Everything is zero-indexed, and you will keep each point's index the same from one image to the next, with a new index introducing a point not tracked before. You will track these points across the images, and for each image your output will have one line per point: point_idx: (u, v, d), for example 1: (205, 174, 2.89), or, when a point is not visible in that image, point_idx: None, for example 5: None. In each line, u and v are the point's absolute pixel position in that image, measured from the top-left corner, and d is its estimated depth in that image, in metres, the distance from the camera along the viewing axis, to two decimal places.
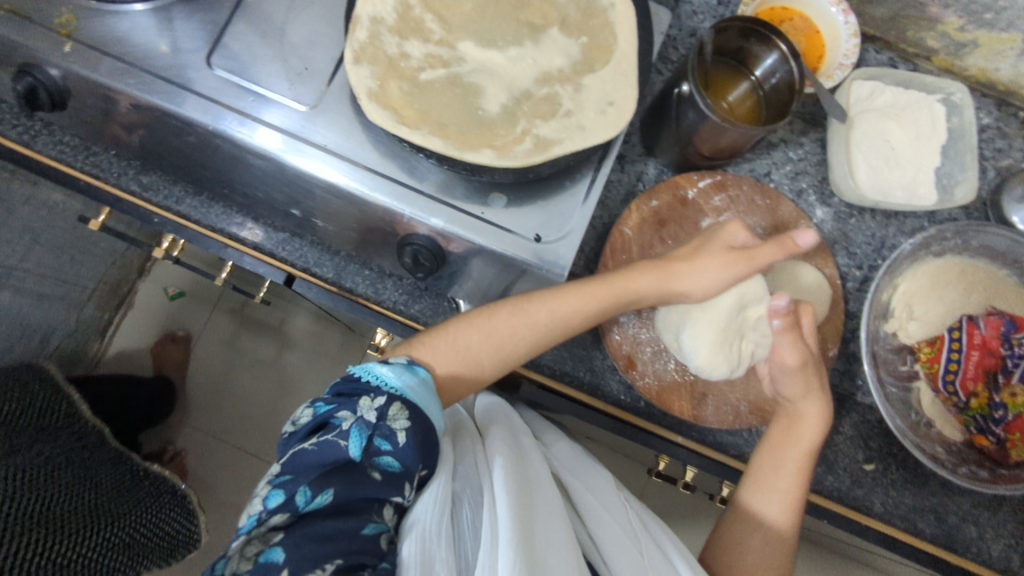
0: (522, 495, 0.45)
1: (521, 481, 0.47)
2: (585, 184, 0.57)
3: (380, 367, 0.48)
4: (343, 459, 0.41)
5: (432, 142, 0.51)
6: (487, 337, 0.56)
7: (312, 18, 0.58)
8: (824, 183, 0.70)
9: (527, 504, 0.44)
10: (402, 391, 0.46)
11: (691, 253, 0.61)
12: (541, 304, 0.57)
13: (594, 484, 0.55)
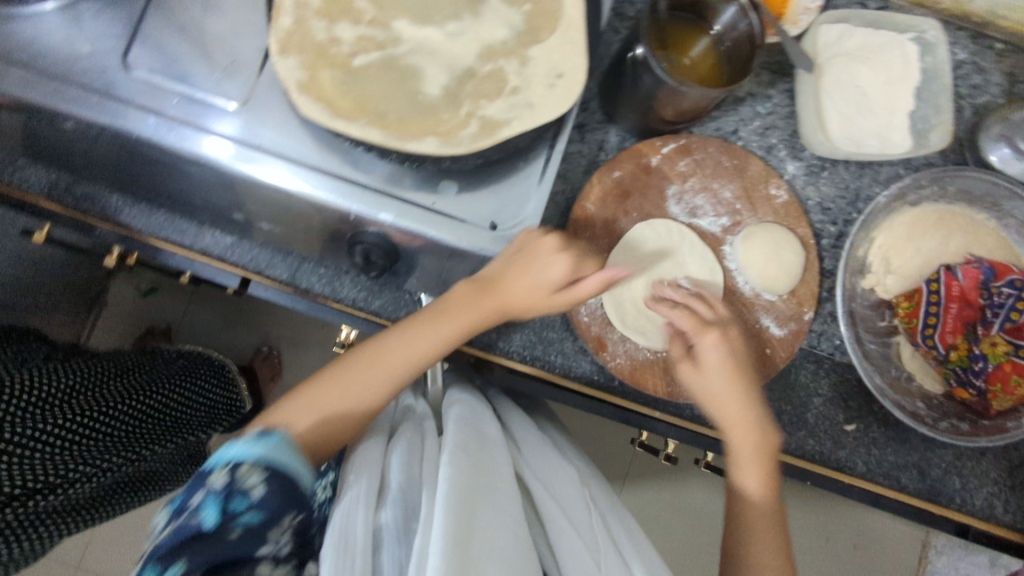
0: (476, 490, 0.45)
1: (477, 476, 0.47)
2: (539, 163, 0.53)
3: (232, 445, 0.47)
4: (196, 531, 0.42)
5: (373, 135, 0.49)
6: (328, 392, 0.56)
7: (234, 6, 0.54)
8: (794, 137, 0.67)
9: (479, 499, 0.44)
10: (259, 457, 0.46)
11: (547, 261, 0.57)
12: (383, 352, 0.57)
13: (557, 487, 0.55)
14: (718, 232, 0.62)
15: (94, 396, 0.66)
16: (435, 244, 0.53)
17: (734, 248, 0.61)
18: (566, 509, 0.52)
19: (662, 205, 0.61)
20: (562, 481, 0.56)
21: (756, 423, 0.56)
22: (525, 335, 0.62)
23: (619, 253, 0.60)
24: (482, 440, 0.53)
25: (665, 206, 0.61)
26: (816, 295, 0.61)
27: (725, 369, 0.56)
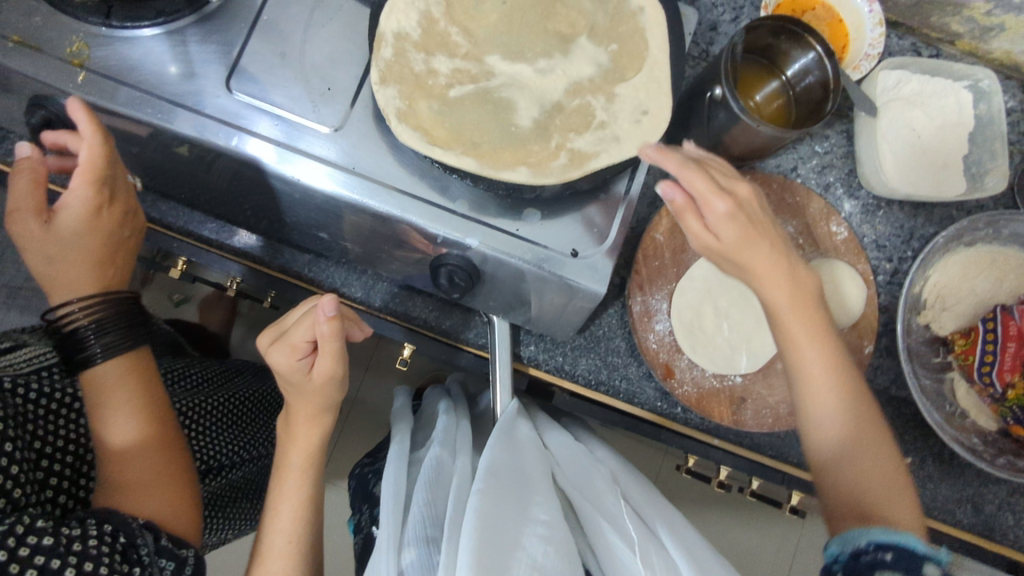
0: (497, 497, 0.42)
1: (501, 483, 0.44)
2: (620, 195, 0.55)
3: None
4: None
5: (467, 162, 0.51)
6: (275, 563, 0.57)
7: (330, 34, 0.56)
8: (851, 176, 0.69)
9: (498, 506, 0.41)
10: None
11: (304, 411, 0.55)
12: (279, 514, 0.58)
13: (592, 482, 0.51)
14: None
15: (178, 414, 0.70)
16: (515, 269, 0.55)
17: None
18: (604, 501, 0.47)
19: None
20: (599, 476, 0.52)
21: (805, 328, 0.51)
22: (589, 360, 0.64)
23: (687, 283, 0.62)
24: (510, 445, 0.51)
25: None
26: (875, 328, 0.63)
27: (751, 239, 0.49)
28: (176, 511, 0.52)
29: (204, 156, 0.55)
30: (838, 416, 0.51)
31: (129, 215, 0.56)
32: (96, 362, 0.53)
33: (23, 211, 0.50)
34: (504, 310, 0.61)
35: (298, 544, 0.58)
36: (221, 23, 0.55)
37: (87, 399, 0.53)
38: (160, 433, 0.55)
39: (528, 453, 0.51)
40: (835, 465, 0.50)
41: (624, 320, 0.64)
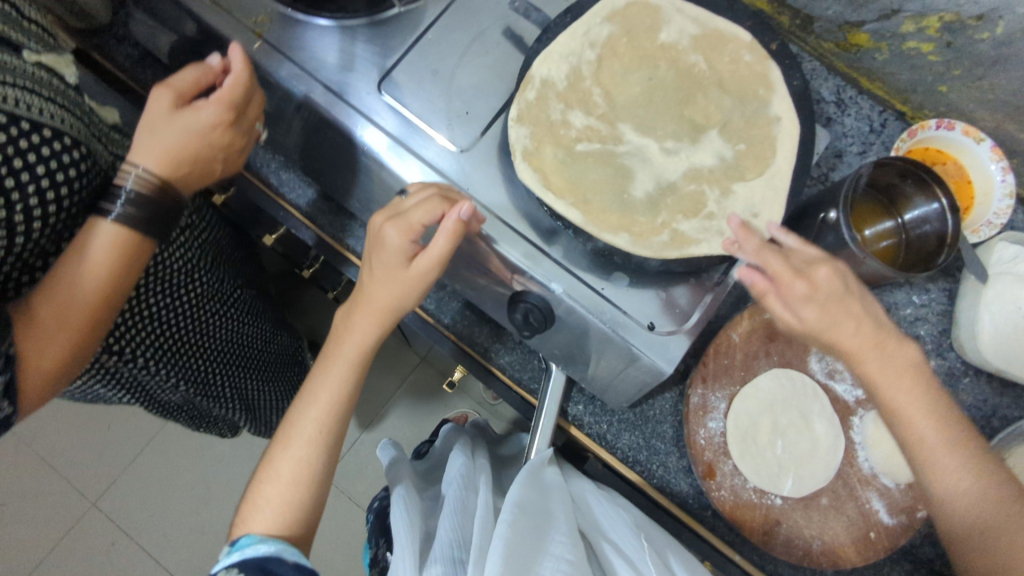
0: (523, 533, 0.43)
1: (528, 521, 0.45)
2: (710, 284, 0.56)
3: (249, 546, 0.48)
4: None
5: (574, 213, 0.53)
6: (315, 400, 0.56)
7: (483, 65, 0.60)
8: (943, 335, 0.68)
9: (523, 543, 0.42)
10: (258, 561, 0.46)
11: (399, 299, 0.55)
12: (303, 415, 0.55)
13: (620, 530, 0.52)
14: (851, 401, 0.62)
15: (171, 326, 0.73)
16: (588, 325, 0.56)
17: (863, 423, 0.60)
18: (630, 556, 0.48)
19: (804, 357, 0.63)
20: (622, 523, 0.53)
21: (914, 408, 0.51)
22: (633, 437, 0.63)
23: (751, 390, 0.61)
24: (536, 487, 0.52)
25: (806, 359, 0.63)
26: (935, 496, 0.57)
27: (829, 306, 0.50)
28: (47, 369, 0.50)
29: (338, 142, 0.60)
30: (960, 470, 0.50)
31: (232, 150, 0.59)
32: (107, 219, 0.51)
33: (172, 88, 0.54)
34: (564, 362, 0.62)
35: (307, 479, 0.54)
36: (391, 31, 0.60)
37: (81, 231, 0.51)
38: (110, 283, 0.52)
39: (556, 495, 0.52)
40: (961, 512, 0.50)
41: (677, 407, 0.64)
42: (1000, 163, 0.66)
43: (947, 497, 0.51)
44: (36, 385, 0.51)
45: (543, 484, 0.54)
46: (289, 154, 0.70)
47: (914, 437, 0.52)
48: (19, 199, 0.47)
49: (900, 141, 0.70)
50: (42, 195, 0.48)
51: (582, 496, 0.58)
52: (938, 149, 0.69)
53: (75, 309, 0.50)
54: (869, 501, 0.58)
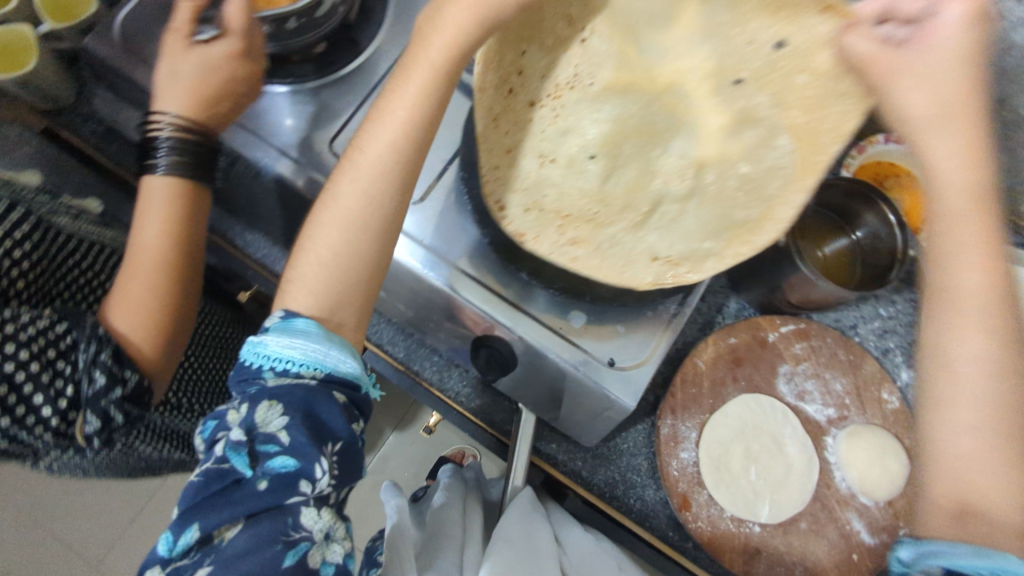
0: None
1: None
2: (667, 314, 0.57)
3: (273, 343, 0.43)
4: (229, 474, 0.38)
5: (524, 255, 0.54)
6: (340, 207, 0.48)
7: None
8: (914, 346, 0.67)
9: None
10: (316, 368, 0.42)
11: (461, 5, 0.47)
12: (345, 180, 0.48)
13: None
14: (823, 421, 0.62)
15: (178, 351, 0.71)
16: (551, 365, 0.56)
17: (836, 442, 0.61)
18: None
19: (772, 379, 0.63)
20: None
21: (977, 285, 0.41)
22: (608, 472, 0.63)
23: (721, 418, 0.61)
24: (524, 557, 0.50)
25: (774, 382, 0.63)
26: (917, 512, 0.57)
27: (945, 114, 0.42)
28: (141, 332, 0.59)
29: (294, 201, 0.62)
30: (998, 387, 0.40)
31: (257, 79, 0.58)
32: (157, 172, 0.59)
33: (179, 29, 0.56)
34: (534, 402, 0.62)
35: (362, 254, 0.48)
36: (342, 91, 0.61)
37: (138, 199, 0.60)
38: (180, 245, 0.61)
39: (545, 568, 0.51)
40: (957, 453, 0.40)
41: (649, 438, 0.64)
42: None
43: (953, 433, 0.41)
44: (150, 343, 0.60)
45: (534, 549, 0.52)
46: (251, 215, 0.71)
47: (966, 316, 0.41)
48: (17, 273, 0.52)
49: (852, 155, 0.69)
50: (20, 263, 0.52)
51: (573, 550, 0.56)
52: (890, 163, 0.69)
53: (150, 258, 0.60)
54: (849, 522, 0.58)
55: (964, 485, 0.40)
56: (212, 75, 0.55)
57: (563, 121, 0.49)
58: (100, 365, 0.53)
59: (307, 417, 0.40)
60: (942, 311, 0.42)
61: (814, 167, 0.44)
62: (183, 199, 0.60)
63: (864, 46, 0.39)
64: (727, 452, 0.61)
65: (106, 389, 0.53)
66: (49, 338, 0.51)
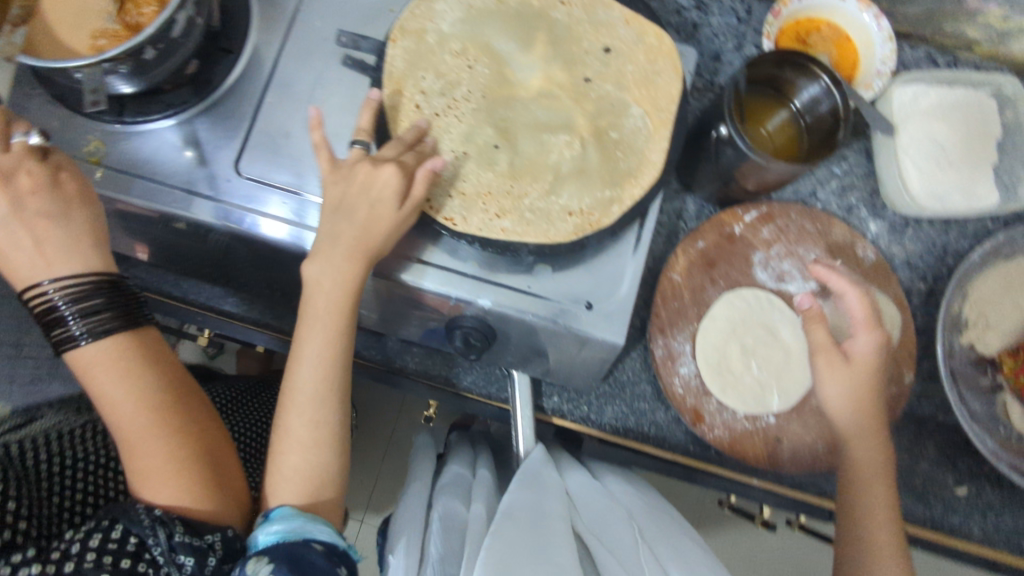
0: (510, 539, 0.40)
1: (521, 526, 0.42)
2: (630, 242, 0.55)
3: (268, 526, 0.47)
4: None
5: (470, 227, 0.51)
6: (308, 398, 0.51)
7: (334, 109, 0.57)
8: (875, 196, 0.67)
9: (518, 551, 0.39)
10: (285, 538, 0.46)
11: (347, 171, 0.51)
12: (300, 379, 0.51)
13: (615, 533, 0.48)
14: (807, 297, 0.62)
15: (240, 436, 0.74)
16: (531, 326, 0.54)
17: (825, 312, 0.61)
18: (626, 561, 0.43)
19: (749, 271, 0.62)
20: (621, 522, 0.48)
21: (842, 396, 0.56)
22: (616, 408, 0.63)
23: (709, 323, 0.60)
24: (536, 493, 0.48)
25: (752, 272, 0.62)
26: (915, 356, 0.61)
27: (868, 395, 0.56)
28: (200, 495, 0.47)
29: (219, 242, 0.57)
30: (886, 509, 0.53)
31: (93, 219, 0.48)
32: (82, 344, 0.45)
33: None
34: (522, 365, 0.60)
35: (329, 435, 0.52)
36: (231, 109, 0.57)
37: (79, 380, 0.47)
38: (174, 402, 0.48)
39: (557, 498, 0.49)
40: (862, 524, 0.52)
41: (647, 363, 0.63)
42: (870, 11, 0.65)
43: (877, 559, 0.51)
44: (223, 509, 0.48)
45: (543, 486, 0.50)
46: (171, 260, 0.64)
47: (860, 459, 0.54)
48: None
49: (769, 24, 0.67)
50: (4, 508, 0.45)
51: (590, 498, 0.54)
52: (808, 17, 0.67)
53: (143, 435, 0.46)
54: None
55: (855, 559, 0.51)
56: (33, 223, 0.45)
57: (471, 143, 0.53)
58: (179, 547, 0.44)
59: (291, 565, 0.45)
60: (857, 470, 0.54)
61: (664, 122, 0.54)
62: (126, 354, 0.47)
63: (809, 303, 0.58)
64: (724, 352, 0.60)
65: (199, 564, 0.44)
66: (111, 545, 0.43)
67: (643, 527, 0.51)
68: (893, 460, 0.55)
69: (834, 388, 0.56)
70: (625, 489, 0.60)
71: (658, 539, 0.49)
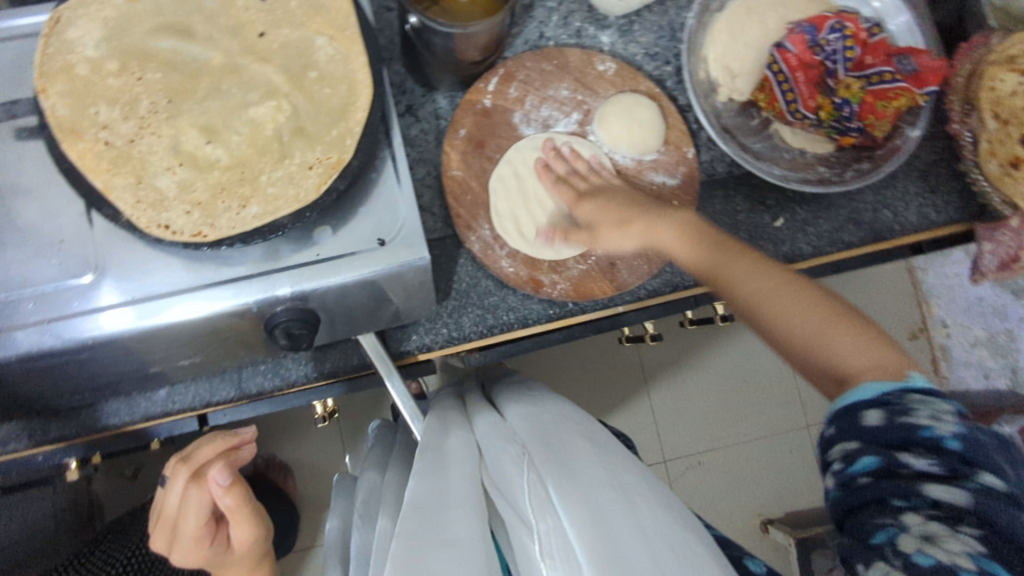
0: (418, 532, 0.42)
1: (423, 516, 0.44)
2: (389, 165, 0.54)
3: None
4: None
5: (223, 230, 0.48)
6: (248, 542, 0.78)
7: (29, 189, 0.51)
8: (593, 10, 0.67)
9: (422, 542, 0.41)
10: None
11: None
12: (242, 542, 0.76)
13: (509, 470, 0.50)
14: (576, 129, 0.64)
15: None
16: (342, 289, 0.53)
17: (597, 134, 0.64)
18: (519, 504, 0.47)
19: (515, 133, 0.64)
20: (508, 453, 0.52)
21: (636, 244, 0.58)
22: (471, 314, 0.64)
23: (498, 184, 0.63)
24: (437, 470, 0.51)
25: (519, 133, 0.64)
26: (687, 131, 0.64)
27: (606, 205, 0.59)
28: None
29: (5, 379, 0.51)
30: (762, 276, 0.53)
31: None
32: None
33: None
34: (364, 326, 0.59)
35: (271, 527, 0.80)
36: None
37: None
38: None
39: (459, 468, 0.51)
40: (793, 335, 0.51)
41: (477, 262, 0.64)
42: None
43: (789, 316, 0.51)
44: None
45: (441, 455, 0.53)
46: None
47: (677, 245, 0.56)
48: None
49: None
50: None
51: (493, 434, 0.57)
52: None
53: None
54: (653, 181, 0.64)
55: (761, 312, 0.52)
56: None
57: (164, 190, 0.48)
58: None
59: None
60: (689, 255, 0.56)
61: (353, 38, 0.51)
62: None
63: (543, 178, 0.63)
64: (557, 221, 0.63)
65: None
66: None
67: (527, 437, 0.55)
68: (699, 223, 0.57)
69: (732, 269, 0.53)
70: (524, 409, 0.62)
71: (542, 443, 0.53)
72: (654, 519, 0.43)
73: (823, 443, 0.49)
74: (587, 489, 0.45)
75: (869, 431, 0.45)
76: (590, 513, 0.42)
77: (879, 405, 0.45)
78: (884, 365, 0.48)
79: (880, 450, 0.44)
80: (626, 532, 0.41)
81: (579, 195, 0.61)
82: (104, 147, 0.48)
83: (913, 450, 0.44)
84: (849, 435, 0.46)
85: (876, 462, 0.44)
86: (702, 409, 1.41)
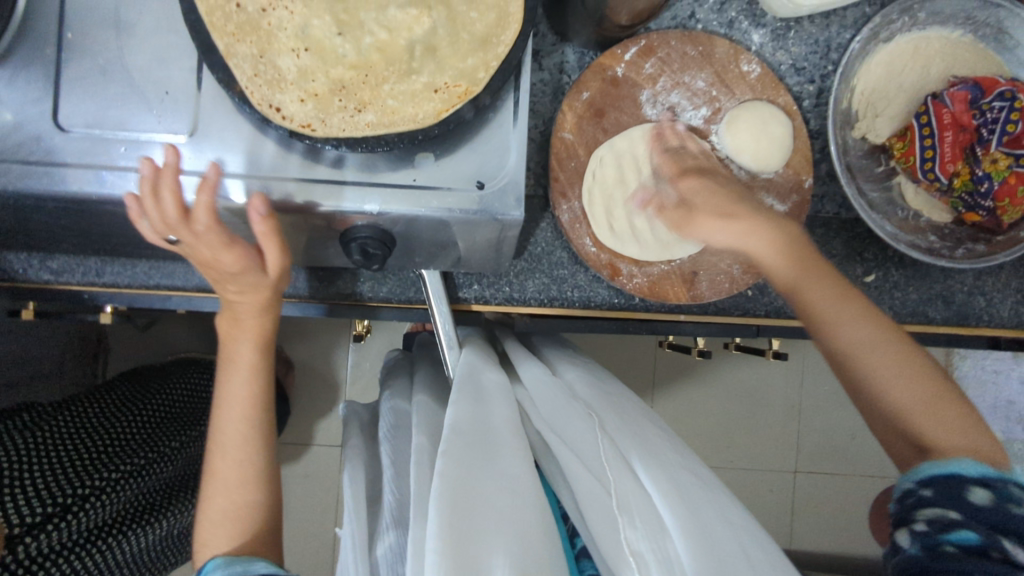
0: (472, 459, 0.41)
1: (476, 448, 0.42)
2: (510, 108, 0.51)
3: None
4: None
5: (332, 129, 0.46)
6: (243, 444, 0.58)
7: (149, 29, 0.49)
8: (753, 5, 0.64)
9: (476, 471, 0.40)
10: None
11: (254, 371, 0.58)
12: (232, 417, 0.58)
13: (566, 419, 0.49)
14: (701, 124, 0.61)
15: (134, 441, 0.76)
16: (427, 221, 0.51)
17: (721, 138, 0.61)
18: (579, 450, 0.46)
19: (638, 112, 0.61)
20: (571, 407, 0.50)
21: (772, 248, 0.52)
22: (537, 281, 0.64)
23: (604, 158, 0.60)
24: (483, 402, 0.48)
25: (642, 113, 0.61)
26: (810, 159, 0.61)
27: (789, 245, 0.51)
28: None
29: (75, 214, 0.50)
30: (880, 339, 0.50)
31: None
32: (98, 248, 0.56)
33: None
34: (433, 261, 0.58)
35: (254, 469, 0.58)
36: (19, 52, 0.48)
37: None
38: None
39: (503, 404, 0.49)
40: (886, 396, 0.50)
41: (558, 231, 0.63)
42: None
43: (884, 380, 0.50)
44: None
45: (486, 387, 0.51)
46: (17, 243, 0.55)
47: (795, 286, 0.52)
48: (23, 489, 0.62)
49: None
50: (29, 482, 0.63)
51: (546, 379, 0.56)
52: None
53: None
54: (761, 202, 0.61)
55: (861, 370, 0.50)
56: None
57: (284, 70, 0.46)
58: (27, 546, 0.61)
59: None
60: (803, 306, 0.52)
61: None
62: None
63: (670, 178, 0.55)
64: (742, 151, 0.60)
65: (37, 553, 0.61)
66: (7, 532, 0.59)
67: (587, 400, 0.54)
68: (798, 239, 0.52)
69: (846, 335, 0.51)
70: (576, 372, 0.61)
71: (603, 410, 0.52)
72: (731, 508, 0.44)
73: (910, 502, 0.46)
74: (665, 469, 0.45)
75: (974, 509, 0.42)
76: (679, 495, 0.43)
77: (984, 486, 0.43)
78: (979, 450, 0.46)
79: (984, 530, 0.42)
80: (710, 516, 0.42)
81: (681, 169, 0.55)
82: (234, 9, 0.45)
83: (1013, 539, 0.41)
84: (949, 503, 0.43)
85: (974, 538, 0.42)
86: (708, 426, 1.38)
